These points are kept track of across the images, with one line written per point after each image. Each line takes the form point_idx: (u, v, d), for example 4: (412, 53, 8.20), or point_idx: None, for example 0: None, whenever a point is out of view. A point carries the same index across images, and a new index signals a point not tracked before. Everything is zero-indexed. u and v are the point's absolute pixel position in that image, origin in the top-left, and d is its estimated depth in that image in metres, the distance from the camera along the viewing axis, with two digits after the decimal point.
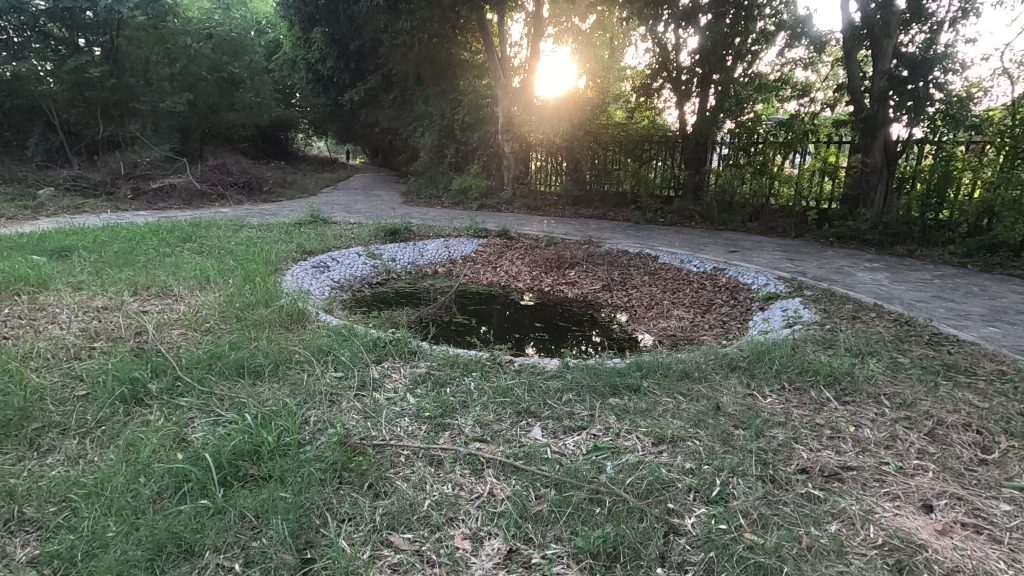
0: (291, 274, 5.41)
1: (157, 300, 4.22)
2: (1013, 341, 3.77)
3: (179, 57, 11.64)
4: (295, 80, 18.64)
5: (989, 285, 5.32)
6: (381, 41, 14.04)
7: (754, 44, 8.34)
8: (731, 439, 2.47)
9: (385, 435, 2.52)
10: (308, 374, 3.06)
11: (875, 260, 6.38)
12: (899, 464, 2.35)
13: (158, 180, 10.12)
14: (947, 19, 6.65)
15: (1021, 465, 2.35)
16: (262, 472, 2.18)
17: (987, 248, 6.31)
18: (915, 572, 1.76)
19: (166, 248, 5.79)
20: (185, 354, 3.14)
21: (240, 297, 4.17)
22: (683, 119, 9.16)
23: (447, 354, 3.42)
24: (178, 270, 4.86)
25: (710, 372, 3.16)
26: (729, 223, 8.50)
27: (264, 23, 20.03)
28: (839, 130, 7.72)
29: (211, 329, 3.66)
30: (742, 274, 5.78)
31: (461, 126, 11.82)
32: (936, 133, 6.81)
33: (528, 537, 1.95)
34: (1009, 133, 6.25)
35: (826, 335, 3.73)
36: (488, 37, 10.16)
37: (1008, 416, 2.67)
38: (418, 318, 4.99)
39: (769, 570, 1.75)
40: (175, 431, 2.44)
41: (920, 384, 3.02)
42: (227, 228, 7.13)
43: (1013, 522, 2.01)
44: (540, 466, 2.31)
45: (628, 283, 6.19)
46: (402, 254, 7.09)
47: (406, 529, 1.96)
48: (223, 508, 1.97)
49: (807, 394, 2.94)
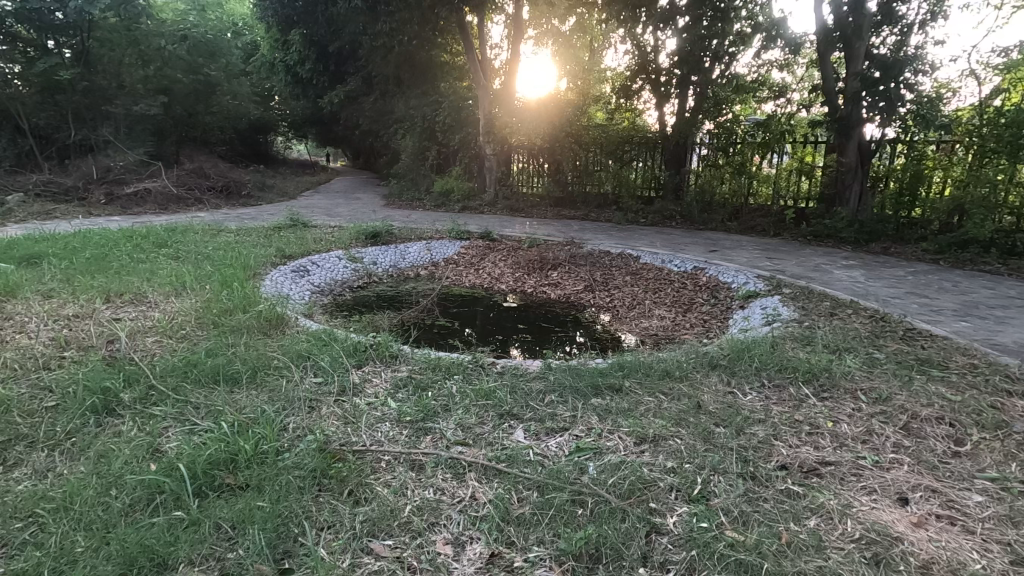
0: (269, 279, 5.33)
1: (131, 307, 4.12)
2: (983, 335, 3.87)
3: (153, 59, 11.42)
4: (273, 82, 18.44)
5: (960, 281, 5.44)
6: (360, 42, 13.97)
7: (731, 46, 8.49)
8: (712, 437, 2.49)
9: (365, 441, 2.49)
10: (288, 379, 3.02)
11: (852, 257, 6.50)
12: (875, 458, 2.39)
13: (132, 185, 9.91)
14: (917, 21, 6.82)
15: (992, 456, 2.40)
16: (239, 481, 2.13)
17: (958, 245, 6.48)
18: (891, 565, 1.79)
19: (140, 253, 5.65)
20: (159, 362, 3.08)
21: (217, 303, 4.09)
22: (663, 120, 9.31)
23: (428, 357, 3.40)
24: (153, 277, 4.76)
25: (691, 371, 3.18)
26: (709, 223, 8.58)
27: (241, 24, 19.86)
28: (815, 131, 7.82)
29: (187, 336, 3.59)
30: (722, 273, 5.85)
31: (441, 128, 11.78)
32: (908, 133, 6.99)
33: (510, 541, 1.94)
34: (976, 133, 6.41)
35: (806, 333, 3.77)
36: (467, 38, 10.14)
37: (979, 408, 2.74)
38: (400, 321, 4.96)
39: (750, 568, 1.76)
40: (148, 442, 2.38)
41: (895, 379, 3.08)
42: (204, 233, 7.02)
43: (985, 513, 2.05)
44: (522, 468, 2.30)
45: (610, 283, 6.21)
46: (383, 257, 7.03)
47: (386, 536, 1.94)
48: (198, 519, 1.93)
49: (786, 390, 2.98)
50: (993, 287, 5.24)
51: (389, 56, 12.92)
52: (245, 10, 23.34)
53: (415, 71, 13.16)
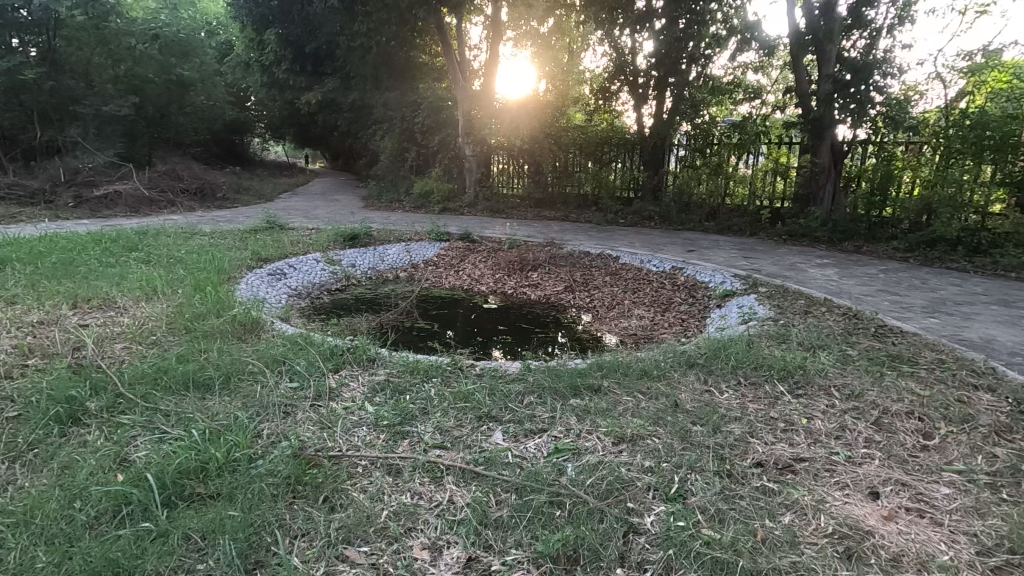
0: (244, 282, 5.23)
1: (99, 313, 4.02)
2: (951, 331, 3.97)
3: (123, 58, 11.10)
4: (248, 83, 18.14)
5: (929, 279, 5.59)
6: (338, 43, 13.89)
7: (707, 49, 8.61)
8: (689, 436, 2.51)
9: (341, 446, 2.46)
10: (262, 384, 2.96)
11: (825, 256, 6.62)
12: (847, 454, 2.43)
13: (102, 187, 9.68)
14: (885, 25, 7.02)
15: (959, 449, 2.46)
16: (210, 490, 2.09)
17: (926, 243, 6.64)
18: (863, 558, 1.82)
19: (109, 257, 5.50)
20: (128, 368, 3.00)
21: (189, 307, 4.00)
22: (641, 121, 9.39)
23: (407, 360, 3.36)
24: (123, 281, 4.64)
25: (669, 370, 3.21)
26: (687, 224, 8.60)
27: (215, 23, 19.59)
28: (789, 131, 8.05)
29: (157, 342, 3.50)
30: (699, 273, 5.91)
31: (421, 129, 11.76)
32: (879, 133, 7.23)
33: (488, 544, 1.92)
34: (943, 134, 6.64)
35: (780, 331, 3.83)
36: (446, 39, 10.10)
37: (947, 403, 2.80)
38: (378, 324, 4.90)
39: (726, 565, 1.77)
40: (115, 451, 2.32)
41: (867, 375, 3.14)
42: (177, 236, 6.87)
43: (952, 505, 2.10)
44: (501, 470, 2.28)
45: (590, 284, 6.24)
46: (362, 260, 6.94)
47: (362, 542, 1.91)
48: (166, 531, 1.88)
49: (762, 388, 3.02)
50: (959, 284, 5.38)
51: (367, 57, 12.84)
52: (220, 8, 22.98)
53: (394, 72, 13.10)
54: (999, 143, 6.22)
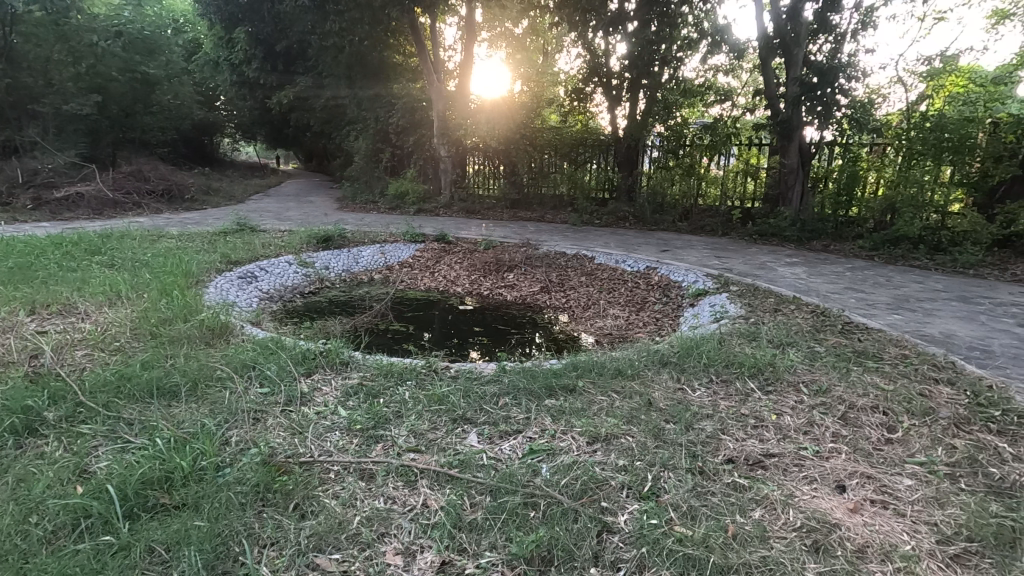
0: (213, 286, 5.11)
1: (59, 319, 3.88)
2: (913, 327, 4.09)
3: (85, 56, 10.68)
4: (217, 82, 17.74)
5: (893, 276, 5.75)
6: (310, 42, 13.74)
7: (679, 51, 8.73)
8: (662, 433, 2.54)
9: (313, 452, 2.41)
10: (230, 391, 2.88)
11: (794, 256, 6.75)
12: (815, 448, 2.48)
13: (62, 188, 9.36)
14: (849, 30, 7.22)
15: (921, 441, 2.53)
16: (174, 501, 2.03)
17: (890, 242, 6.83)
18: (829, 550, 1.86)
19: (70, 261, 5.32)
20: (89, 376, 2.90)
21: (155, 312, 3.89)
22: (615, 123, 9.49)
23: (380, 363, 3.32)
24: (84, 286, 4.49)
25: (643, 369, 3.24)
26: (660, 223, 8.72)
27: (182, 21, 19.18)
28: (759, 133, 8.24)
29: (120, 348, 3.39)
30: (673, 273, 5.98)
31: (396, 130, 11.69)
32: (844, 135, 7.43)
33: (462, 547, 1.91)
34: (904, 136, 6.88)
35: (750, 328, 3.92)
36: (419, 39, 10.02)
37: (910, 396, 2.88)
38: (352, 326, 4.85)
39: (697, 562, 1.79)
40: (75, 463, 2.24)
41: (834, 371, 3.22)
42: (143, 239, 6.68)
43: (914, 496, 2.16)
44: (474, 473, 2.27)
45: (566, 284, 6.28)
46: (335, 262, 6.85)
47: (333, 550, 1.88)
48: (128, 544, 1.81)
49: (733, 385, 3.06)
50: (921, 281, 5.57)
51: (340, 57, 12.68)
52: (188, 6, 22.48)
53: (367, 72, 12.97)
54: (957, 144, 6.48)
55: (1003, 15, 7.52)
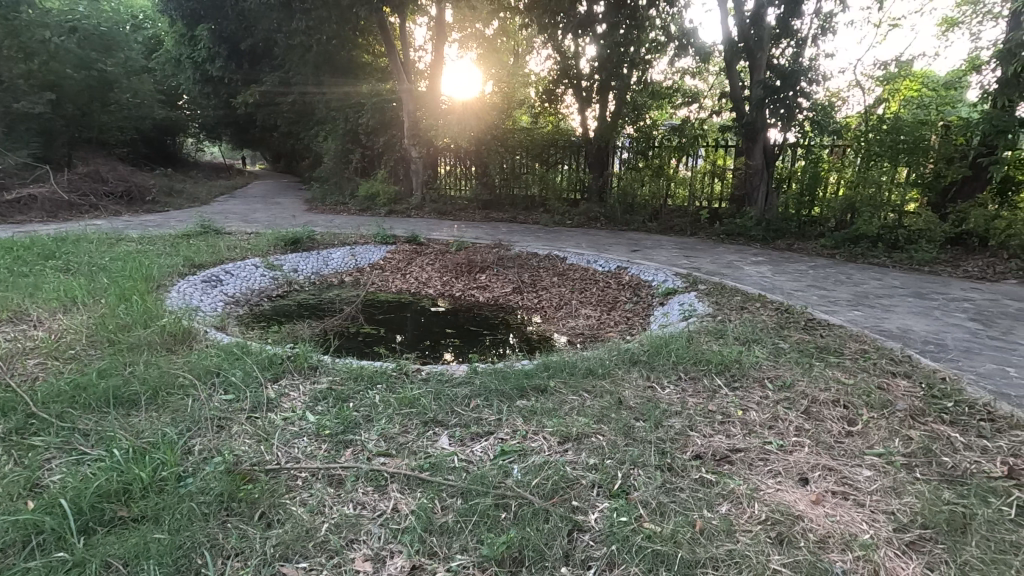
0: (176, 290, 4.96)
1: (10, 326, 3.72)
2: (872, 322, 4.24)
3: (36, 52, 10.26)
4: (179, 81, 17.25)
5: (854, 274, 5.95)
6: (276, 41, 13.51)
7: (649, 54, 8.91)
8: (632, 432, 2.56)
9: (279, 459, 2.36)
10: (193, 398, 2.80)
11: (760, 254, 6.91)
12: (779, 442, 2.54)
13: (14, 190, 8.99)
14: (809, 35, 7.43)
15: (880, 433, 2.62)
16: (134, 513, 1.95)
17: (850, 241, 7.06)
18: (793, 542, 1.90)
19: (21, 266, 5.10)
20: (42, 387, 2.78)
21: (113, 318, 3.75)
22: (586, 123, 9.66)
23: (350, 366, 3.27)
24: (37, 292, 4.31)
25: (613, 368, 3.27)
26: (631, 223, 8.81)
27: (142, 18, 18.64)
28: (725, 135, 8.48)
29: (77, 356, 3.27)
30: (643, 272, 6.06)
31: (366, 130, 11.55)
32: (806, 137, 7.66)
33: (433, 551, 1.90)
34: (863, 138, 7.13)
35: (716, 326, 4.00)
36: (388, 38, 9.90)
37: (868, 390, 2.98)
38: (322, 330, 4.76)
39: (666, 557, 1.82)
40: (26, 477, 2.14)
41: (797, 366, 3.31)
42: (101, 242, 6.45)
43: (873, 486, 2.24)
44: (446, 475, 2.26)
45: (538, 284, 6.29)
46: (304, 264, 6.73)
47: (300, 558, 1.85)
48: (83, 560, 1.74)
49: (701, 382, 3.12)
50: (879, 278, 5.77)
51: (308, 56, 12.50)
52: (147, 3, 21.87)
53: (335, 71, 12.79)
54: (912, 147, 6.75)
55: (952, 23, 7.86)
